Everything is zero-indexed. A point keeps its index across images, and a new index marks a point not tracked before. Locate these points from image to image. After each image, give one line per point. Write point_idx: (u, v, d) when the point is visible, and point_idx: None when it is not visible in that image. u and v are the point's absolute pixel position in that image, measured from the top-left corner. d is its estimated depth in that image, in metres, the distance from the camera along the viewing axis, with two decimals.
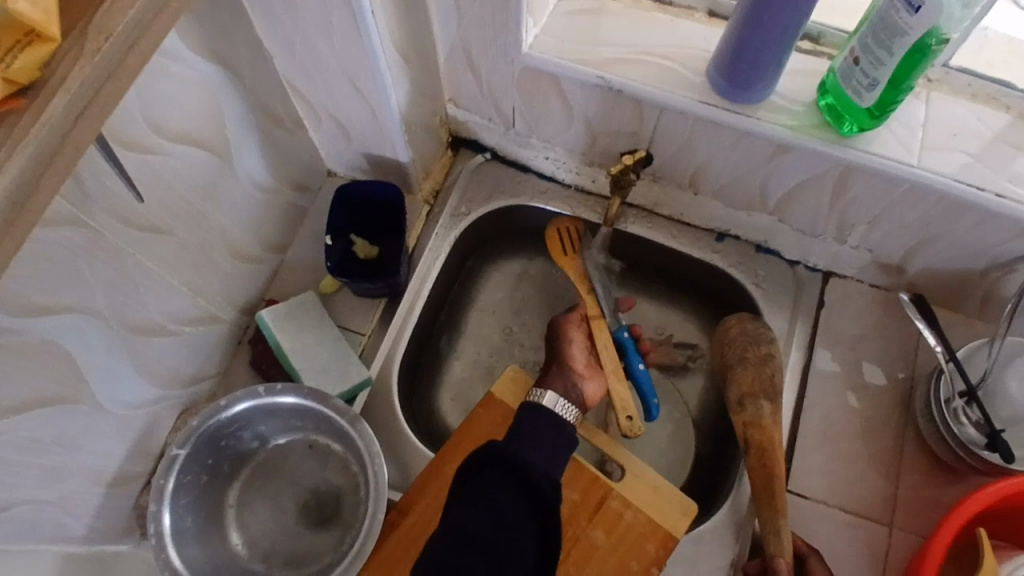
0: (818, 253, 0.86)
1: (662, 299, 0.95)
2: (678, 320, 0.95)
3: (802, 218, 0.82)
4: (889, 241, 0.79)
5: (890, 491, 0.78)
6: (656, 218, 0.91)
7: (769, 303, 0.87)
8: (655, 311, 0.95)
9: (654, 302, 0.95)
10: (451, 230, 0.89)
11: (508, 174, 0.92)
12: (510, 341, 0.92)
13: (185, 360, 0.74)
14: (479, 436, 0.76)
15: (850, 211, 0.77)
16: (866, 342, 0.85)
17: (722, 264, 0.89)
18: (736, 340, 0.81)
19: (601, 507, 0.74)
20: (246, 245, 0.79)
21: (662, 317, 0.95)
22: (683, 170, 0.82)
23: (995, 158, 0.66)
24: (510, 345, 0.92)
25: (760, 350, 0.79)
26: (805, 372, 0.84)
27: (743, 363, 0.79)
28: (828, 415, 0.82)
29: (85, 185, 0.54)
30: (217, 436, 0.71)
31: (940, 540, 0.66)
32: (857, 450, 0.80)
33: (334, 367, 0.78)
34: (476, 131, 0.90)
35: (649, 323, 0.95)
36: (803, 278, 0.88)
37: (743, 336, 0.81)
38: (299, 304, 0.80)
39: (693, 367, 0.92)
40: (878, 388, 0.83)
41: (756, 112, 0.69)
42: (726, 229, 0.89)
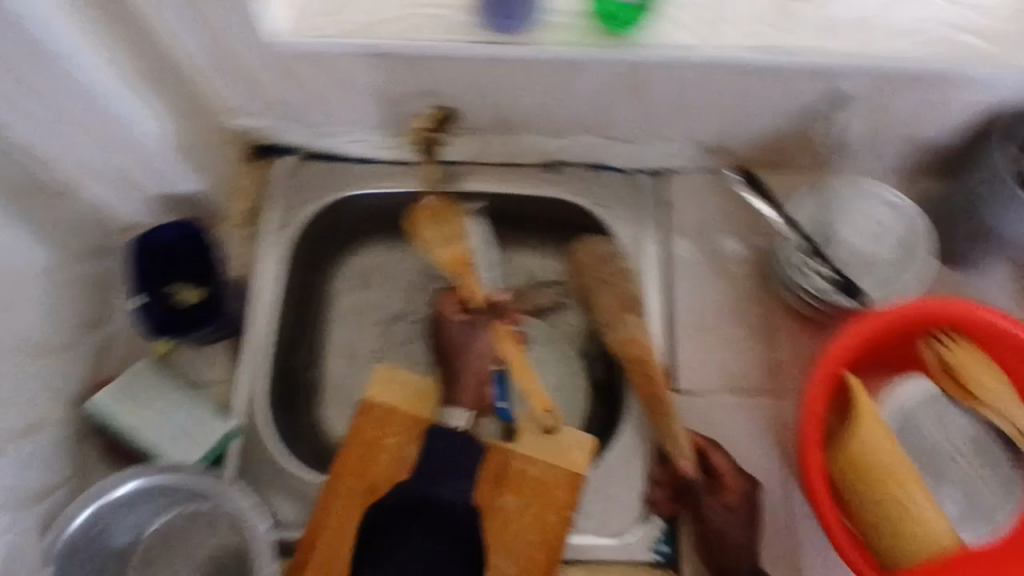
0: (645, 155, 0.85)
1: (518, 245, 0.93)
2: (539, 260, 0.93)
3: (617, 127, 0.80)
4: (703, 124, 0.79)
5: (770, 360, 0.81)
6: (485, 168, 0.88)
7: (616, 218, 0.86)
8: (515, 258, 0.93)
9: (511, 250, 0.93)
10: (280, 245, 0.83)
11: (320, 169, 0.86)
12: (379, 337, 0.88)
13: (20, 479, 0.66)
14: (364, 444, 0.74)
15: (658, 106, 0.76)
16: (713, 227, 0.86)
17: (559, 194, 0.87)
18: (588, 263, 0.80)
19: (504, 472, 0.74)
20: (50, 335, 0.70)
21: (523, 263, 0.93)
22: (489, 113, 0.79)
23: (768, 17, 0.66)
24: (381, 341, 0.88)
25: (613, 268, 0.80)
26: (665, 273, 0.84)
27: (603, 286, 0.79)
28: (697, 308, 0.83)
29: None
30: (78, 551, 0.64)
31: (815, 394, 0.66)
32: (731, 333, 0.82)
33: (192, 429, 0.73)
34: (270, 135, 0.83)
35: (513, 272, 0.93)
36: (640, 184, 0.88)
37: (594, 258, 0.81)
38: (131, 377, 0.73)
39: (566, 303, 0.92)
40: (735, 267, 0.84)
41: (532, 37, 0.66)
42: (553, 159, 0.87)
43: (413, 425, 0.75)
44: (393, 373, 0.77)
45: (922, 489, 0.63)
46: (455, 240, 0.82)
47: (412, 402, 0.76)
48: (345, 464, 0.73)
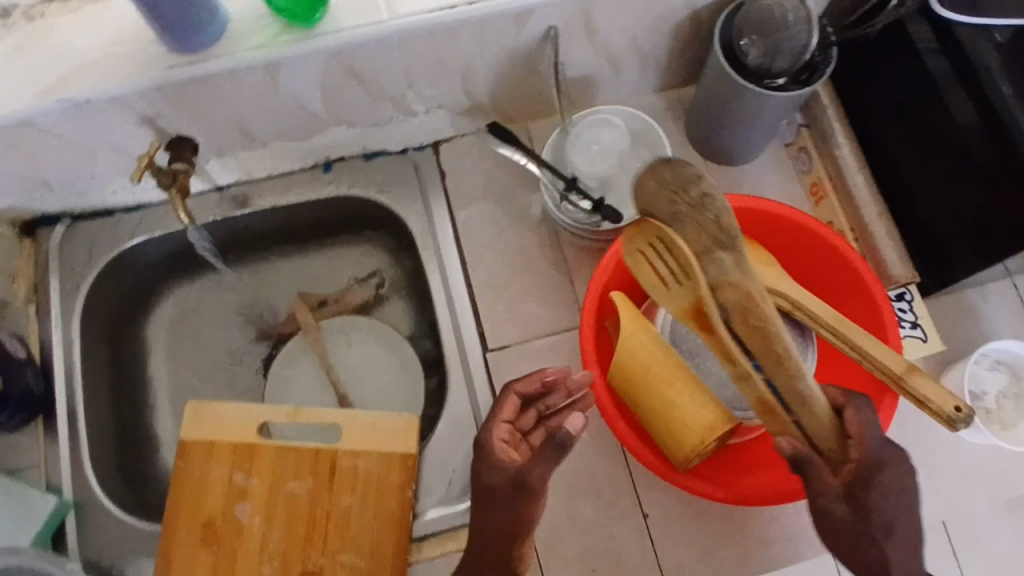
0: (409, 131, 0.86)
1: (326, 250, 0.94)
2: (350, 260, 0.94)
3: (364, 112, 0.81)
4: (442, 89, 0.79)
5: (574, 297, 0.83)
6: (260, 184, 0.87)
7: (402, 199, 0.87)
8: (327, 264, 0.94)
9: (321, 256, 0.94)
10: (71, 313, 0.82)
11: (97, 227, 0.86)
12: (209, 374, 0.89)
13: None
14: (191, 483, 0.74)
15: (388, 85, 0.76)
16: (495, 183, 0.87)
17: (341, 190, 0.87)
18: (655, 198, 0.57)
19: (333, 472, 0.75)
20: None
21: (337, 266, 0.94)
22: (231, 132, 0.78)
23: None
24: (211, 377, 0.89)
25: (692, 196, 0.56)
26: (460, 240, 0.86)
27: (681, 216, 0.56)
28: (495, 265, 0.85)
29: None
30: None
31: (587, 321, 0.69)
32: (531, 281, 0.84)
33: (15, 517, 0.73)
34: (31, 207, 0.82)
35: (328, 278, 0.93)
36: (417, 159, 0.88)
37: (663, 192, 0.56)
38: None
39: (387, 292, 0.93)
40: (523, 217, 0.86)
41: (218, 49, 0.65)
42: (325, 156, 0.87)
43: (235, 451, 0.75)
44: (199, 408, 0.76)
45: (693, 388, 0.65)
46: (687, 280, 0.59)
47: (231, 431, 0.76)
48: (176, 510, 0.74)
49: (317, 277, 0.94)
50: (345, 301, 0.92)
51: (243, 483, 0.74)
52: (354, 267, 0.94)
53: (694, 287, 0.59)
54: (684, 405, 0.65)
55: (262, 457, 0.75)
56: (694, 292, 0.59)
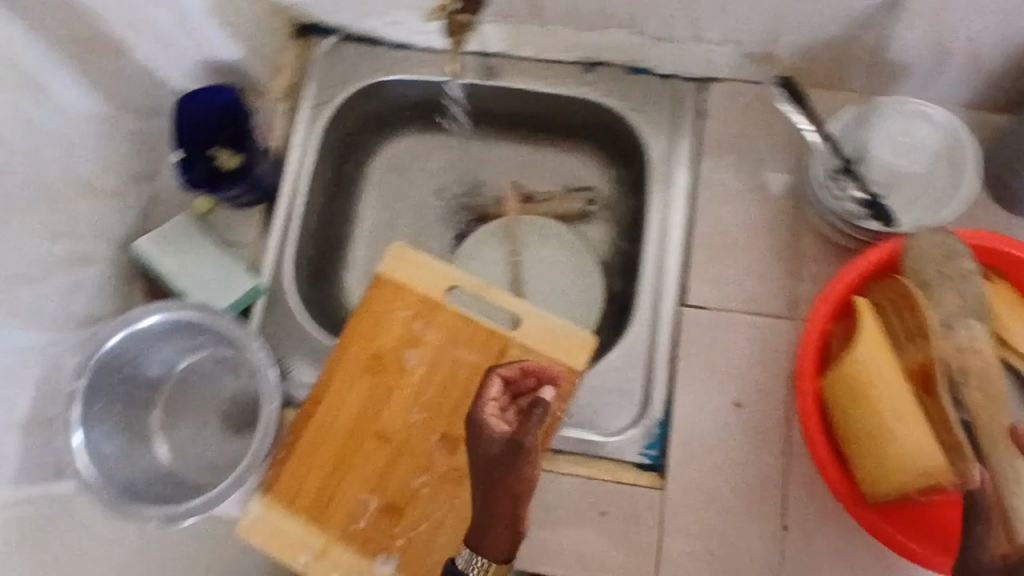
0: (687, 59, 0.81)
1: (551, 149, 0.92)
2: (569, 167, 0.92)
3: (657, 24, 0.77)
4: (746, 24, 0.74)
5: (791, 285, 0.78)
6: (521, 64, 0.86)
7: (652, 124, 0.84)
8: (547, 163, 0.93)
9: (545, 154, 0.92)
10: (317, 121, 0.86)
11: (362, 52, 0.88)
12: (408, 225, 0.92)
13: (68, 302, 0.74)
14: (375, 314, 0.78)
15: (695, 1, 0.72)
16: (752, 142, 0.82)
17: (595, 95, 0.85)
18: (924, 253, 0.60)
19: (502, 357, 0.76)
20: (102, 180, 0.77)
21: (555, 169, 0.93)
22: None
23: None
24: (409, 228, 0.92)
25: (951, 268, 0.58)
26: (695, 185, 0.82)
27: (943, 280, 0.58)
28: (722, 223, 0.80)
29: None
30: (113, 368, 0.72)
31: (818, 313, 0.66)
32: (753, 253, 0.80)
33: (220, 280, 0.78)
34: (313, 13, 0.85)
35: (543, 177, 0.93)
36: (681, 91, 0.84)
37: (937, 256, 0.59)
38: (174, 227, 0.79)
39: (595, 212, 0.92)
40: (766, 185, 0.81)
41: None
42: (593, 57, 0.84)
43: (421, 301, 0.78)
44: (405, 253, 0.79)
45: (921, 429, 0.59)
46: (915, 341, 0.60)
47: (425, 283, 0.78)
48: (354, 333, 0.77)
49: (533, 174, 0.93)
50: (556, 204, 0.91)
51: (419, 332, 0.77)
52: (571, 175, 0.92)
53: (925, 350, 0.59)
54: (904, 438, 0.60)
55: (443, 317, 0.77)
56: (906, 353, 0.61)
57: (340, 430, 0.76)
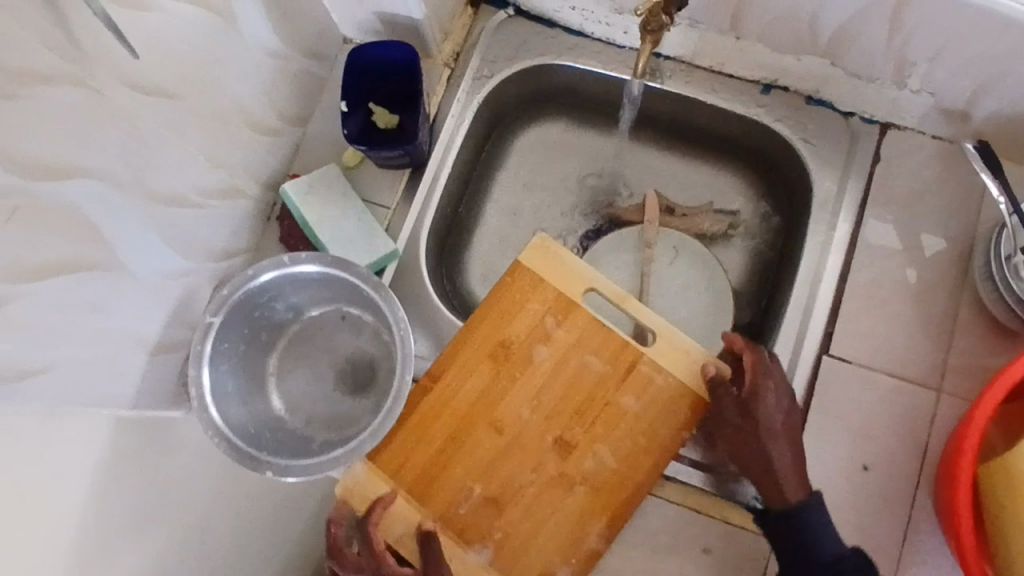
0: (876, 101, 0.77)
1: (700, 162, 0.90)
2: (715, 184, 0.90)
3: (858, 62, 0.72)
4: (956, 81, 0.70)
5: (940, 356, 0.75)
6: (696, 72, 0.82)
7: (820, 162, 0.80)
8: (695, 176, 0.90)
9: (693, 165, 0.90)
10: (477, 94, 0.84)
11: (533, 30, 0.85)
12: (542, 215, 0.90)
13: (212, 233, 0.74)
14: (506, 299, 0.76)
15: (910, 50, 0.68)
16: (926, 200, 0.78)
17: (767, 120, 0.81)
18: None
19: (630, 373, 0.73)
20: (262, 117, 0.76)
21: (700, 183, 0.90)
22: (725, 11, 0.73)
23: None
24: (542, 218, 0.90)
25: None
26: (854, 232, 0.78)
27: None
28: (877, 277, 0.77)
29: (82, 35, 0.52)
30: (251, 305, 0.72)
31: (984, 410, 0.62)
32: (905, 315, 0.76)
33: (360, 240, 0.78)
34: None
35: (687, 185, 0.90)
36: (859, 132, 0.80)
37: None
38: (323, 175, 0.79)
39: (734, 237, 0.89)
40: (932, 246, 0.77)
41: None
42: (773, 79, 0.80)
43: (556, 300, 0.76)
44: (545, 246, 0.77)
45: None
46: None
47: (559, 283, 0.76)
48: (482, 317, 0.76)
49: (677, 182, 0.90)
50: (697, 222, 0.87)
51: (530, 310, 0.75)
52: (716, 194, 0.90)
53: None
54: None
55: (575, 319, 0.75)
56: None
57: (454, 412, 0.74)
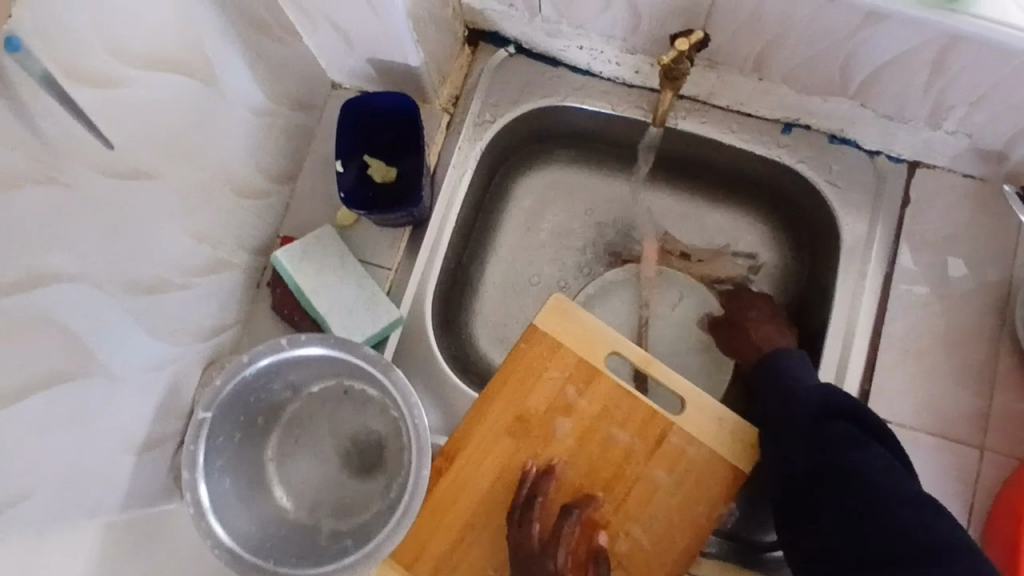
0: (905, 140, 0.73)
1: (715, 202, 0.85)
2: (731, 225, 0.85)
3: (889, 102, 0.69)
4: (996, 123, 0.66)
5: (981, 408, 0.71)
6: (713, 111, 0.77)
7: (847, 204, 0.76)
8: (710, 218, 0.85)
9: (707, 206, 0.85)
10: (479, 141, 0.78)
11: (536, 70, 0.79)
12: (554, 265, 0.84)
13: (199, 313, 0.67)
14: (525, 372, 0.70)
15: (950, 92, 0.64)
16: (958, 242, 0.74)
17: (790, 161, 0.77)
18: None
19: (661, 444, 0.69)
20: (249, 180, 0.69)
21: (714, 228, 0.85)
22: (748, 52, 0.68)
23: None
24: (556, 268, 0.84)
25: None
26: (886, 279, 0.74)
27: None
28: (912, 326, 0.73)
29: (50, 126, 0.46)
30: (247, 392, 0.66)
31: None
32: (942, 367, 0.72)
33: (361, 310, 0.71)
34: (495, 21, 0.76)
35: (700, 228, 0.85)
36: (886, 172, 0.76)
37: None
38: (317, 238, 0.72)
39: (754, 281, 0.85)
40: (968, 293, 0.74)
41: None
42: (795, 118, 0.75)
43: (578, 365, 0.70)
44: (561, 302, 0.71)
45: None
46: None
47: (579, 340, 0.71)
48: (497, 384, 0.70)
49: (690, 225, 0.85)
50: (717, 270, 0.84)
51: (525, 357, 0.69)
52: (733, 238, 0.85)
53: None
54: None
55: (600, 386, 0.70)
56: None
57: (474, 494, 0.69)
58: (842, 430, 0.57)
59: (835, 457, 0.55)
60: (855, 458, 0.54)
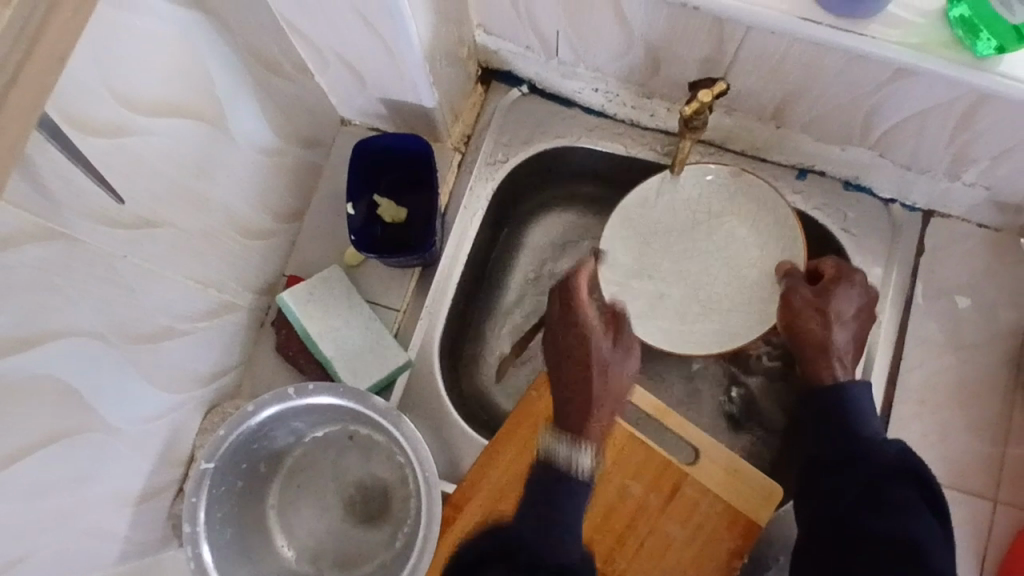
0: (921, 189, 0.73)
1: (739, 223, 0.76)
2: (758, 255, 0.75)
3: (908, 153, 0.69)
4: (1016, 175, 0.66)
5: (996, 461, 0.70)
6: (726, 155, 0.77)
7: (862, 252, 0.75)
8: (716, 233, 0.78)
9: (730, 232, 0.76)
10: (489, 181, 0.77)
11: (549, 110, 0.78)
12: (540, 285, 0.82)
13: (200, 357, 0.65)
14: (538, 418, 0.69)
15: (973, 144, 0.64)
16: (973, 292, 0.74)
17: (805, 206, 0.76)
18: None
19: (675, 496, 0.67)
20: (256, 220, 0.68)
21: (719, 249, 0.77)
22: (766, 99, 0.68)
23: None
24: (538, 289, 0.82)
25: None
26: (902, 328, 0.74)
27: None
28: (927, 376, 0.72)
29: (62, 177, 0.45)
30: (250, 440, 0.64)
31: None
32: (957, 419, 0.71)
33: (368, 352, 0.69)
34: (510, 61, 0.76)
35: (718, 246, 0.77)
36: (900, 220, 0.76)
37: None
38: (324, 280, 0.70)
39: None
40: (983, 343, 0.73)
41: (869, 27, 0.56)
42: (808, 164, 0.75)
43: None
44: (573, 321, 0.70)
45: None
46: None
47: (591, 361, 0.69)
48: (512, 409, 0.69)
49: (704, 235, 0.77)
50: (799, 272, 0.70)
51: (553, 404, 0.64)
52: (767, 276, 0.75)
53: None
54: None
55: (614, 434, 0.69)
56: None
57: None
58: (911, 500, 0.54)
59: (893, 528, 0.53)
60: (915, 531, 0.52)
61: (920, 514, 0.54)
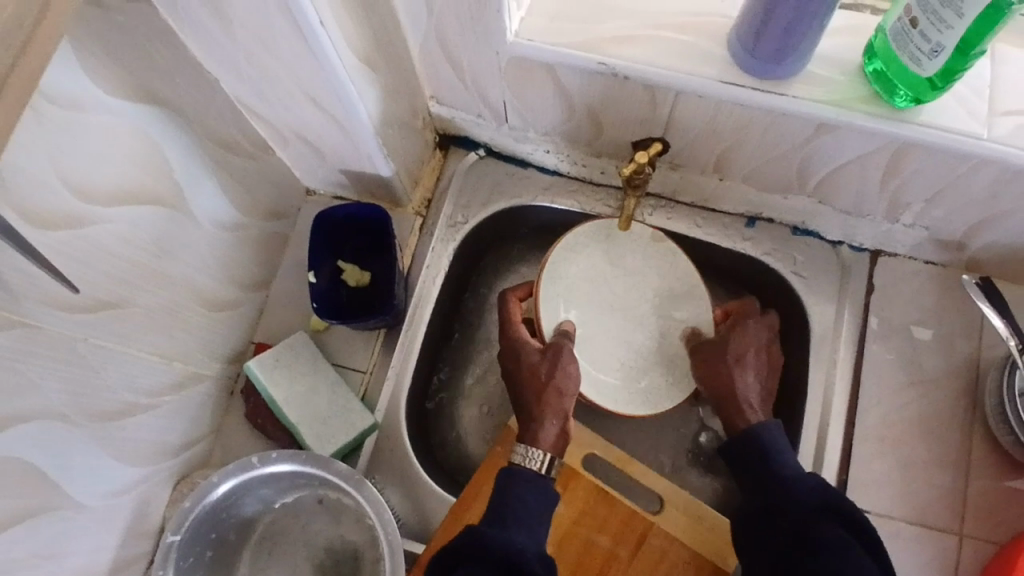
0: (865, 231, 0.76)
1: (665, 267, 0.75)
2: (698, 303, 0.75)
3: (847, 199, 0.72)
4: (950, 216, 0.69)
5: (959, 494, 0.71)
6: (678, 207, 0.80)
7: (814, 294, 0.77)
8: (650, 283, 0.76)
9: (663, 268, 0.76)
10: (450, 241, 0.80)
11: (506, 171, 0.82)
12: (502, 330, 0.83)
13: (168, 430, 0.67)
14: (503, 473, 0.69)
15: (905, 189, 0.67)
16: (925, 328, 0.76)
17: (756, 253, 0.79)
18: None
19: (642, 546, 0.67)
20: (222, 292, 0.70)
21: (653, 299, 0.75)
22: (706, 154, 0.71)
23: None
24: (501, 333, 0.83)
25: None
26: (858, 366, 0.75)
27: None
28: (885, 413, 0.74)
29: (21, 268, 0.47)
30: (217, 511, 0.65)
31: None
32: (918, 455, 0.72)
33: (333, 417, 0.71)
34: (465, 128, 0.79)
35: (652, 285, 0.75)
36: (849, 261, 0.78)
37: None
38: (289, 347, 0.72)
39: None
40: (939, 377, 0.74)
41: (791, 87, 0.60)
42: (756, 212, 0.78)
43: None
44: (543, 408, 0.67)
45: None
46: None
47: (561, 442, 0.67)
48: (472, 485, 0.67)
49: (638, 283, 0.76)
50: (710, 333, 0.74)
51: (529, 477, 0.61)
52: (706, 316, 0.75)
53: None
54: None
55: (580, 485, 0.69)
56: None
57: None
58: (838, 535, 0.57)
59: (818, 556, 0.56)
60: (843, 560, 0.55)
61: (849, 549, 0.56)
